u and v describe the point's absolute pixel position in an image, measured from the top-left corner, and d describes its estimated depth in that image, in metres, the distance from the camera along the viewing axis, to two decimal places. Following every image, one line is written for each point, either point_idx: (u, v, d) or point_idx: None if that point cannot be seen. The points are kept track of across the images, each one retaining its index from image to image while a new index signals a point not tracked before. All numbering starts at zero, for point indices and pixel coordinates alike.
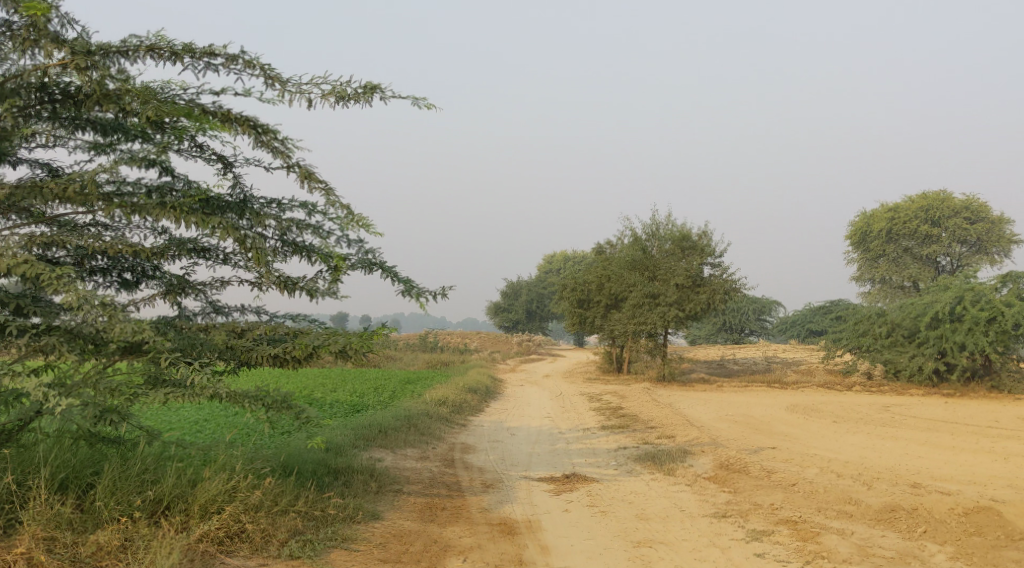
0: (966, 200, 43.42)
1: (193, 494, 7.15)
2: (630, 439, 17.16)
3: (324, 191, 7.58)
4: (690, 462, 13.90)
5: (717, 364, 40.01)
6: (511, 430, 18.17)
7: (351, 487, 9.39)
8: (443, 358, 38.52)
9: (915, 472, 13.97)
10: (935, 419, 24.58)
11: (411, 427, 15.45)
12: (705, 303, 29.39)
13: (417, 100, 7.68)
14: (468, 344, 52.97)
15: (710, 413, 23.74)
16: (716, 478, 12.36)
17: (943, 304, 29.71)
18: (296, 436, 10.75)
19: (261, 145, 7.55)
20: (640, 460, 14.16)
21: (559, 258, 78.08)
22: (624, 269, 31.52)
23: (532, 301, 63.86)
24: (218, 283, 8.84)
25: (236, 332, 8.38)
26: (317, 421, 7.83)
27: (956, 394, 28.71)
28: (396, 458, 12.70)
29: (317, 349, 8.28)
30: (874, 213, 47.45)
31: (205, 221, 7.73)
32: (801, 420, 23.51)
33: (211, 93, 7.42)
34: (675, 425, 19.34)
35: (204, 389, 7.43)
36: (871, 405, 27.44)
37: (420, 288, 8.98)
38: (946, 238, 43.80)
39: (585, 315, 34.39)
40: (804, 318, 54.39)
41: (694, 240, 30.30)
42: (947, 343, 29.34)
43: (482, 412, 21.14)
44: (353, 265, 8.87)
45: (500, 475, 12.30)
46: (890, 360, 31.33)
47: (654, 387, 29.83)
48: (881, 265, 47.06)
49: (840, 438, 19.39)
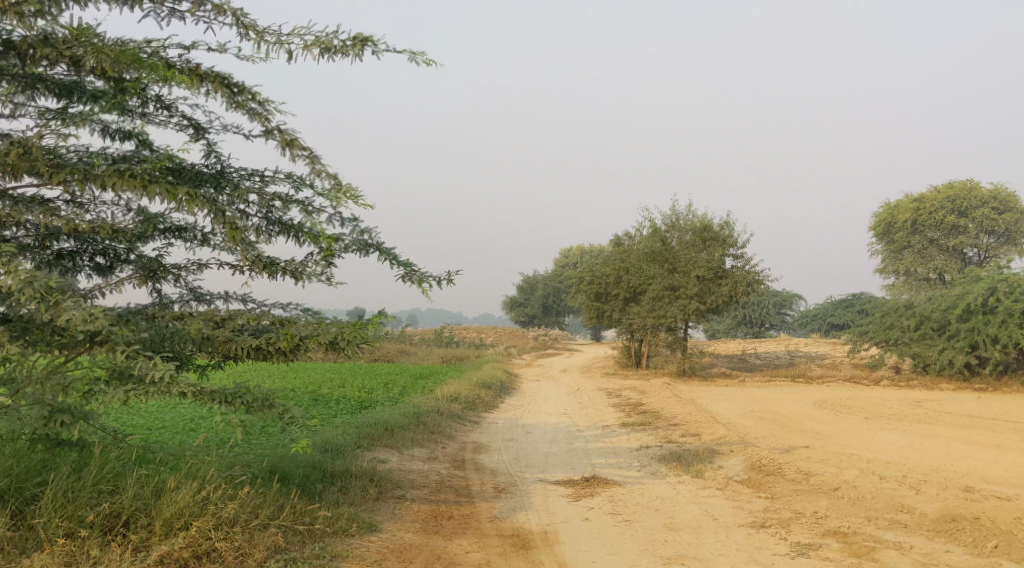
0: (994, 189, 41.94)
1: (156, 507, 6.35)
2: (652, 437, 16.17)
3: (308, 158, 6.58)
4: (719, 463, 12.87)
5: (739, 359, 38.85)
6: (527, 428, 17.20)
7: (348, 495, 8.53)
8: (457, 353, 37.55)
9: (964, 474, 12.87)
10: (970, 416, 23.40)
11: (420, 426, 14.49)
12: (727, 295, 28.28)
13: (414, 55, 6.72)
14: (484, 339, 51.97)
15: (734, 409, 22.68)
16: (749, 481, 11.33)
17: (974, 296, 28.43)
18: (290, 437, 9.91)
19: (235, 107, 6.56)
20: (665, 461, 13.14)
21: (575, 253, 76.94)
22: (643, 261, 30.50)
23: (548, 295, 62.77)
24: (196, 266, 7.88)
25: (215, 322, 7.46)
26: (302, 425, 6.85)
27: (988, 388, 27.47)
28: (401, 459, 11.77)
29: (305, 339, 7.34)
30: (898, 204, 46.03)
31: (171, 192, 6.75)
32: (830, 417, 22.39)
33: (179, 47, 6.47)
34: (699, 422, 18.33)
35: (171, 386, 6.51)
36: (902, 400, 26.25)
37: (422, 273, 8.03)
38: (973, 229, 42.36)
39: (603, 309, 33.34)
40: (825, 311, 52.98)
41: (716, 230, 29.25)
42: (979, 336, 28.08)
43: (496, 409, 20.17)
44: (347, 247, 7.92)
45: (513, 478, 11.34)
46: (919, 354, 30.10)
47: (674, 383, 28.78)
48: (906, 257, 45.69)
49: (874, 436, 18.27)
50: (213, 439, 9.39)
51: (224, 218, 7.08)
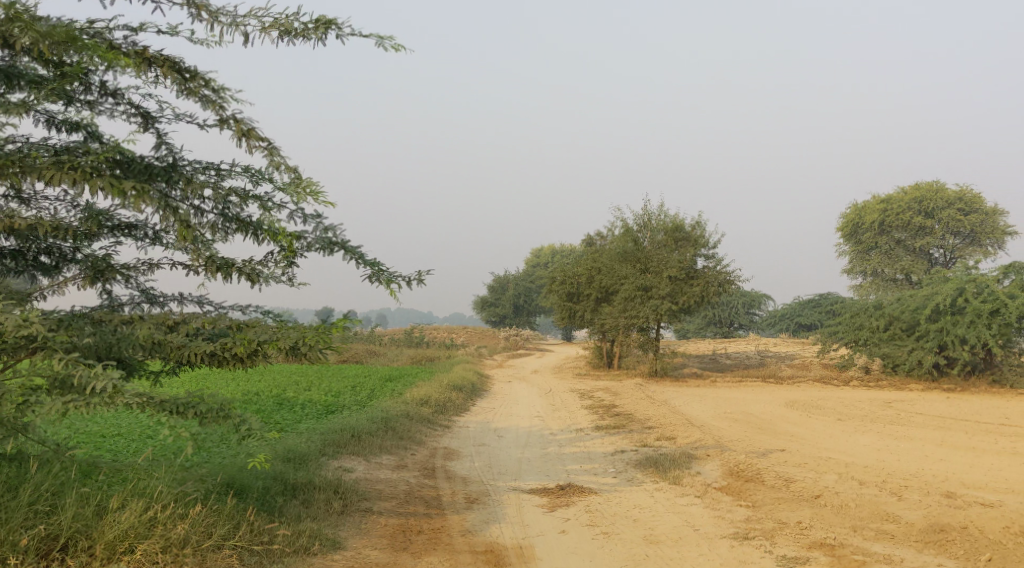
0: (960, 191, 42.27)
1: (98, 528, 5.90)
2: (627, 441, 15.83)
3: (266, 149, 6.11)
4: (697, 468, 12.55)
5: (709, 359, 38.73)
6: (499, 432, 16.78)
7: (310, 509, 8.08)
8: (428, 354, 37.00)
9: (944, 479, 12.67)
10: (941, 417, 23.38)
11: (388, 431, 14.00)
12: (699, 296, 28.06)
13: (382, 40, 6.27)
14: (454, 339, 51.42)
15: (707, 411, 22.43)
16: (729, 488, 11.01)
17: (943, 297, 28.48)
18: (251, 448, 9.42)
19: (186, 93, 6.05)
20: (641, 466, 12.79)
21: (546, 252, 76.68)
22: (615, 261, 30.22)
23: (519, 295, 62.34)
24: (146, 265, 7.37)
25: (167, 326, 6.97)
26: (259, 437, 6.36)
27: (957, 389, 27.54)
28: (368, 467, 11.32)
29: (264, 344, 6.86)
30: (866, 204, 46.27)
31: (116, 185, 6.22)
32: (803, 418, 22.22)
33: (126, 29, 5.96)
34: (674, 425, 18.04)
35: (115, 397, 5.98)
36: (873, 401, 26.21)
37: (390, 272, 7.58)
38: (940, 230, 42.63)
39: (574, 309, 33.01)
40: (793, 311, 53.11)
41: (688, 230, 29.03)
42: (947, 336, 28.13)
43: (467, 412, 19.73)
44: (310, 245, 7.45)
45: (486, 487, 10.91)
46: (889, 355, 30.13)
47: (646, 383, 28.53)
48: (874, 258, 45.94)
49: (848, 438, 18.10)
50: (169, 450, 8.88)
51: (175, 214, 6.59)
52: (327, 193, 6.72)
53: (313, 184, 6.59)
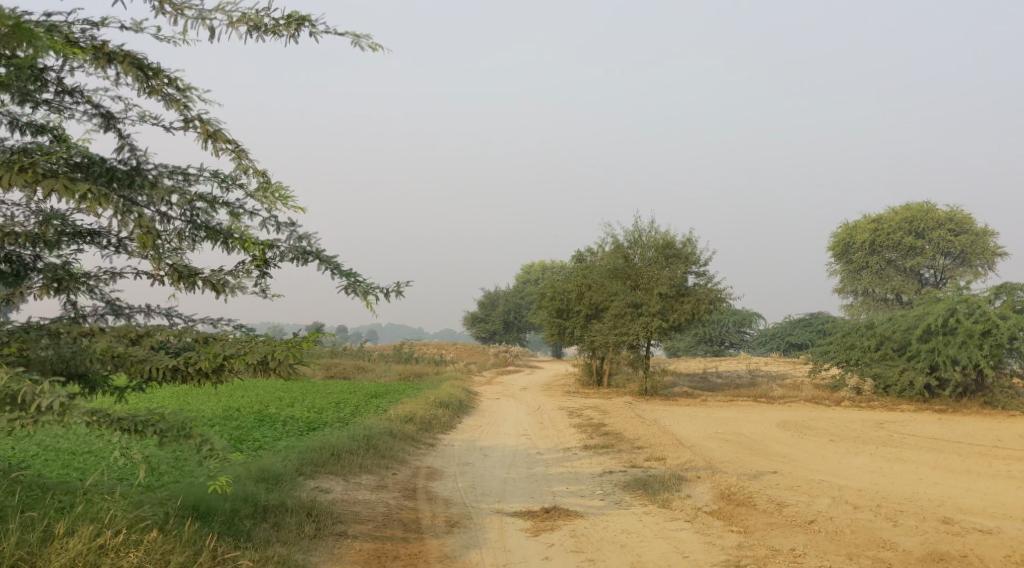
0: (950, 211, 42.17)
1: (44, 555, 5.52)
2: (615, 462, 15.46)
3: (233, 152, 5.78)
4: (687, 491, 12.18)
5: (700, 377, 38.39)
6: (484, 451, 16.37)
7: (280, 533, 7.73)
8: (416, 370, 36.56)
9: (941, 504, 12.34)
10: (934, 439, 23.06)
11: (370, 450, 13.60)
12: (689, 313, 27.77)
13: (357, 38, 5.96)
14: (443, 355, 50.93)
15: (698, 431, 22.07)
16: (720, 512, 10.65)
17: (935, 317, 28.22)
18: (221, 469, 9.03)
19: (148, 91, 5.71)
20: (630, 488, 12.41)
21: (537, 268, 76.41)
22: (605, 277, 29.89)
23: (509, 312, 61.93)
24: (108, 275, 7.00)
25: (128, 339, 6.62)
26: (222, 458, 5.95)
27: (949, 410, 27.26)
28: (347, 487, 10.93)
29: (232, 359, 6.50)
30: (856, 224, 46.17)
31: (72, 188, 5.86)
32: (795, 439, 21.89)
33: (86, 22, 5.63)
34: (664, 445, 17.66)
35: (66, 414, 5.62)
36: (865, 422, 25.91)
37: (367, 283, 7.25)
38: (930, 250, 42.47)
39: (564, 326, 32.63)
40: (784, 330, 52.70)
41: (678, 247, 28.65)
42: (939, 357, 27.90)
43: (453, 429, 19.32)
44: (283, 255, 7.11)
45: (467, 509, 10.51)
46: (880, 375, 29.84)
47: (636, 402, 28.16)
48: (864, 277, 45.81)
49: (841, 460, 17.76)
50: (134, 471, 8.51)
51: (138, 221, 6.23)
52: (297, 199, 6.38)
53: (284, 189, 6.25)
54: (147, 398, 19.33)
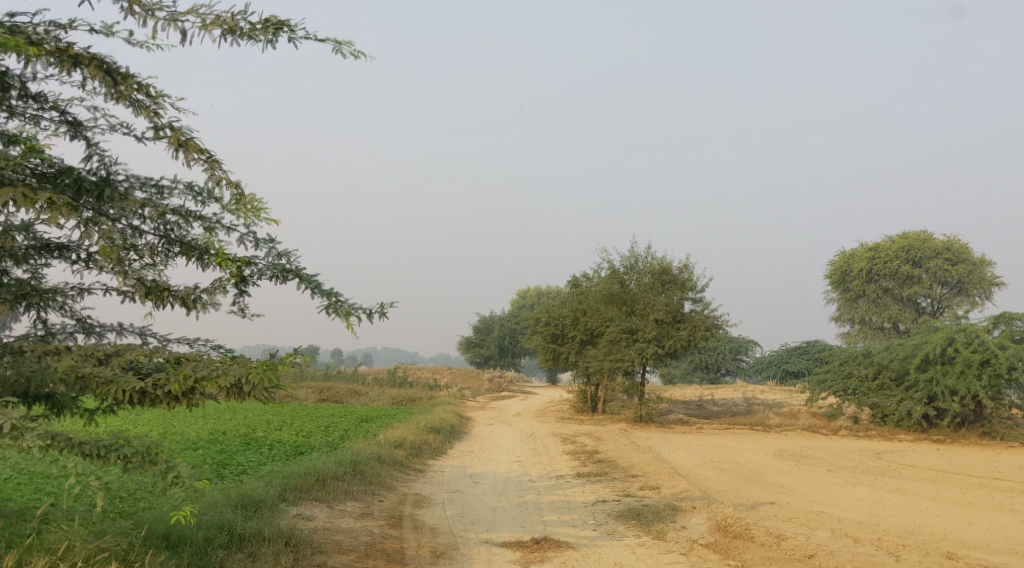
0: (947, 240, 41.99)
1: None
2: (608, 490, 15.09)
3: (205, 162, 5.50)
4: (682, 522, 11.81)
5: (696, 405, 37.99)
6: (475, 478, 15.97)
7: (255, 563, 7.39)
8: (409, 395, 36.10)
9: (943, 538, 11.99)
10: (933, 470, 22.70)
11: (356, 476, 13.22)
12: (685, 340, 27.45)
13: (338, 44, 5.71)
14: (437, 379, 50.45)
15: (693, 459, 21.68)
16: (716, 545, 10.28)
17: (933, 346, 27.91)
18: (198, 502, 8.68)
19: (116, 96, 5.44)
20: (623, 518, 12.04)
21: (534, 293, 76.12)
22: (600, 303, 29.69)
23: (504, 336, 61.49)
24: (77, 291, 6.71)
25: (95, 358, 6.33)
26: (187, 487, 5.65)
27: (947, 440, 26.90)
28: (329, 515, 10.57)
29: (203, 381, 6.20)
30: (854, 252, 45.98)
31: (34, 198, 5.58)
32: (791, 468, 21.52)
33: (52, 24, 5.36)
34: (659, 473, 17.29)
35: (21, 436, 5.32)
36: (863, 452, 25.55)
37: (349, 304, 6.99)
38: (927, 279, 42.25)
39: (559, 351, 32.28)
40: (780, 358, 52.24)
41: (675, 273, 28.34)
42: (937, 387, 27.59)
43: (443, 455, 18.93)
44: (260, 273, 6.84)
45: (454, 539, 10.16)
46: (877, 404, 29.50)
47: (631, 429, 27.76)
48: (862, 306, 45.58)
49: (839, 491, 17.39)
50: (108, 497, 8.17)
51: (106, 234, 5.96)
52: (272, 213, 6.09)
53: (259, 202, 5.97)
54: (131, 420, 18.91)
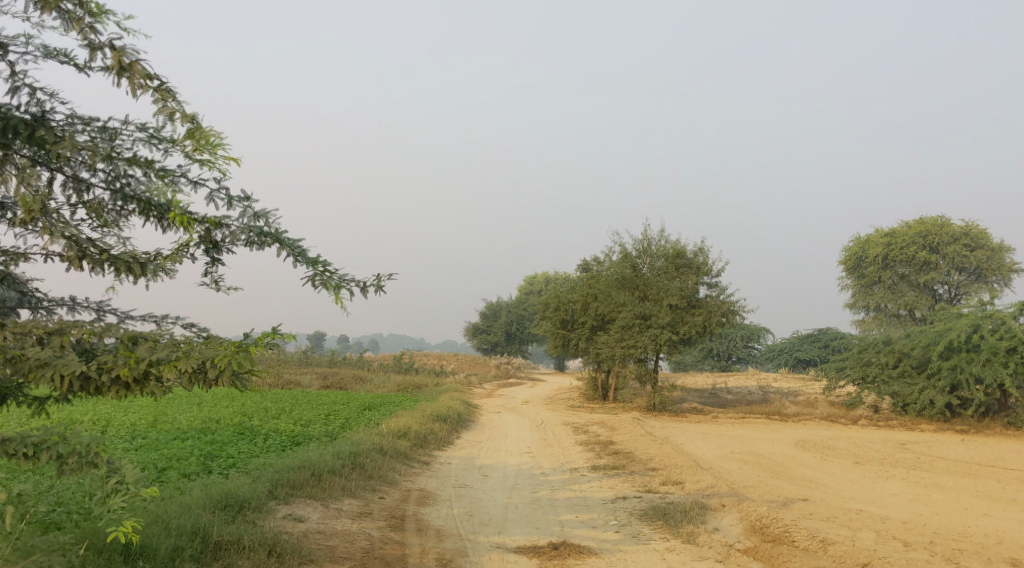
0: (965, 225, 40.63)
1: None
2: (628, 485, 14.04)
3: (154, 90, 4.45)
4: (713, 523, 10.72)
5: (709, 393, 36.89)
6: (484, 471, 14.92)
7: None
8: (416, 381, 35.11)
9: (1000, 541, 10.88)
10: (964, 462, 21.55)
11: (356, 470, 12.17)
12: (700, 326, 26.33)
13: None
14: (444, 366, 49.45)
15: (712, 450, 20.61)
16: (757, 551, 9.22)
17: (957, 333, 26.64)
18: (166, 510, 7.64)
19: None
20: (647, 518, 10.97)
21: (541, 279, 75.02)
22: (612, 288, 28.51)
23: (512, 323, 60.45)
24: (11, 257, 5.69)
25: (35, 339, 5.31)
26: (129, 495, 4.71)
27: (971, 431, 25.72)
28: (324, 515, 9.54)
29: (159, 365, 5.16)
30: (869, 237, 44.65)
31: None
32: (816, 460, 20.41)
33: None
34: (680, 467, 16.24)
35: None
36: (886, 442, 24.42)
37: (338, 275, 6.03)
38: (945, 265, 40.90)
39: (569, 338, 31.16)
40: (792, 346, 50.93)
41: (690, 257, 27.19)
42: (961, 375, 26.38)
43: (450, 445, 17.92)
44: (233, 237, 5.79)
45: (462, 543, 9.11)
46: (898, 393, 28.30)
47: (643, 418, 26.69)
48: (877, 292, 44.33)
49: (872, 485, 16.29)
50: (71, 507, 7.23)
51: (29, 180, 4.94)
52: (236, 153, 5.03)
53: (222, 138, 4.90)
54: (121, 407, 17.97)
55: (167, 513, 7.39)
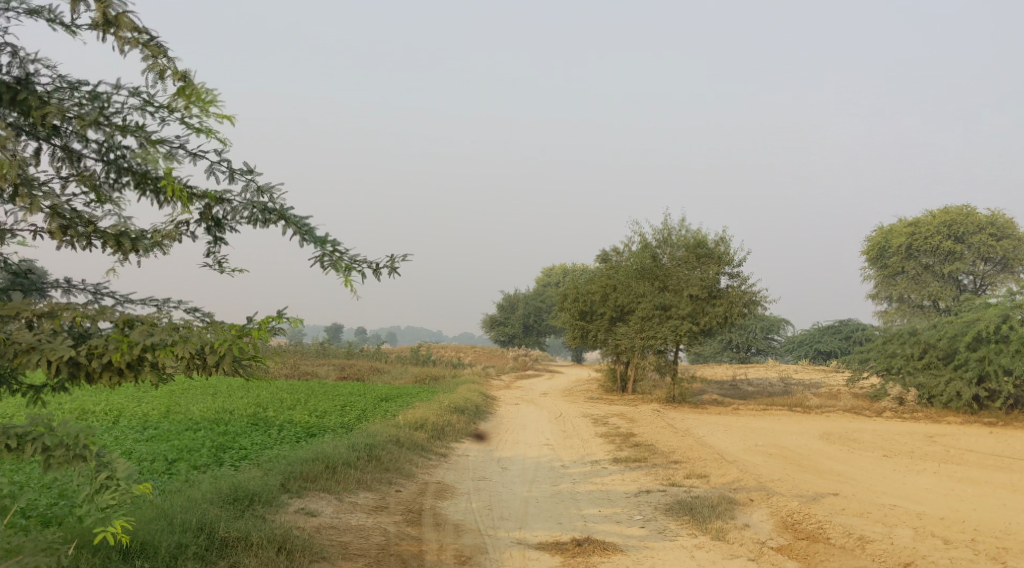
0: (991, 214, 39.72)
1: None
2: (651, 478, 13.61)
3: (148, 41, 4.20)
4: (743, 518, 10.27)
5: (729, 385, 36.32)
6: (502, 463, 14.53)
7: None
8: (433, 373, 34.78)
9: None
10: (994, 456, 20.96)
11: (372, 462, 11.80)
12: (721, 317, 25.75)
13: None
14: (461, 358, 49.08)
15: (735, 443, 20.11)
16: (791, 550, 8.81)
17: (986, 324, 25.95)
18: (170, 505, 7.31)
19: None
20: (673, 513, 10.55)
21: (559, 270, 74.48)
22: (631, 278, 28.02)
23: (529, 315, 60.02)
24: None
25: (24, 323, 4.94)
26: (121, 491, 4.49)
27: (1000, 424, 25.07)
28: (337, 509, 9.18)
29: (155, 350, 4.77)
30: (893, 227, 43.80)
31: None
32: (842, 453, 19.88)
33: None
34: (704, 459, 15.79)
35: None
36: (913, 435, 23.84)
37: (350, 257, 5.66)
38: (970, 255, 40.03)
39: (587, 329, 30.68)
40: (812, 338, 50.16)
41: (711, 246, 26.59)
42: (989, 366, 25.69)
43: (467, 437, 17.54)
44: (235, 212, 5.42)
45: (481, 539, 8.71)
46: (924, 385, 27.63)
47: (663, 410, 26.21)
48: (900, 283, 43.51)
49: (902, 479, 15.75)
50: (71, 506, 6.89)
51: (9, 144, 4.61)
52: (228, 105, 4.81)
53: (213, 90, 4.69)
54: (135, 398, 17.74)
55: (171, 509, 7.05)
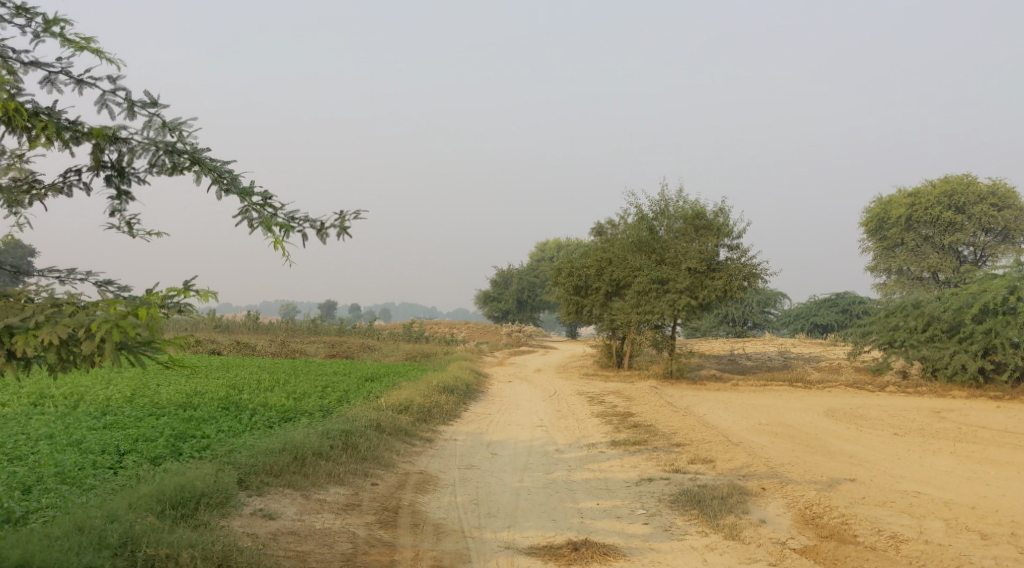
0: (992, 184, 38.57)
1: None
2: (654, 464, 12.54)
3: None
4: (758, 513, 9.23)
5: (727, 360, 35.25)
6: (492, 448, 13.44)
7: None
8: (425, 350, 33.65)
9: None
10: (1005, 432, 19.99)
11: (348, 451, 10.73)
12: (720, 290, 24.57)
13: None
14: (455, 335, 47.80)
15: (738, 422, 19.08)
16: (817, 553, 7.86)
17: (992, 296, 24.88)
18: (87, 513, 6.28)
19: None
20: (680, 506, 9.50)
21: (553, 245, 73.12)
22: (628, 251, 26.92)
23: (522, 290, 58.89)
24: None
25: None
26: None
27: (1005, 398, 24.10)
28: (302, 509, 8.11)
29: (13, 335, 4.76)
30: (892, 198, 42.57)
31: None
32: (848, 432, 18.89)
33: None
34: (708, 442, 14.74)
35: None
36: (919, 410, 22.88)
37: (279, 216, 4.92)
38: (970, 226, 38.92)
39: (582, 304, 29.51)
40: (809, 311, 49.05)
41: (710, 217, 25.43)
42: (997, 338, 24.64)
43: (456, 419, 16.48)
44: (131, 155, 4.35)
45: (463, 542, 7.64)
46: (928, 358, 26.52)
47: (661, 387, 25.16)
48: (899, 255, 42.35)
49: (918, 460, 14.74)
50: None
51: None
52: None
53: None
54: (103, 380, 16.58)
55: (91, 522, 6.03)
